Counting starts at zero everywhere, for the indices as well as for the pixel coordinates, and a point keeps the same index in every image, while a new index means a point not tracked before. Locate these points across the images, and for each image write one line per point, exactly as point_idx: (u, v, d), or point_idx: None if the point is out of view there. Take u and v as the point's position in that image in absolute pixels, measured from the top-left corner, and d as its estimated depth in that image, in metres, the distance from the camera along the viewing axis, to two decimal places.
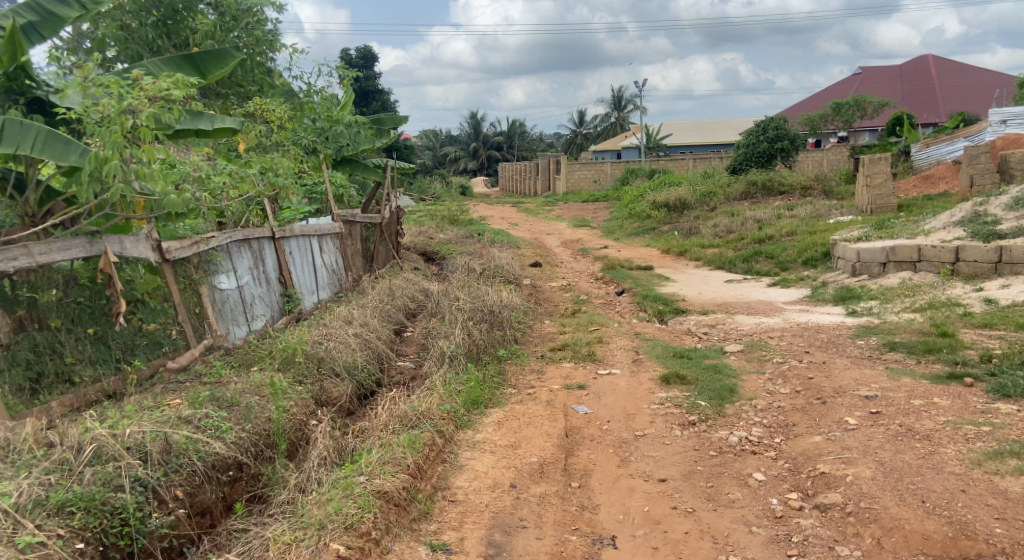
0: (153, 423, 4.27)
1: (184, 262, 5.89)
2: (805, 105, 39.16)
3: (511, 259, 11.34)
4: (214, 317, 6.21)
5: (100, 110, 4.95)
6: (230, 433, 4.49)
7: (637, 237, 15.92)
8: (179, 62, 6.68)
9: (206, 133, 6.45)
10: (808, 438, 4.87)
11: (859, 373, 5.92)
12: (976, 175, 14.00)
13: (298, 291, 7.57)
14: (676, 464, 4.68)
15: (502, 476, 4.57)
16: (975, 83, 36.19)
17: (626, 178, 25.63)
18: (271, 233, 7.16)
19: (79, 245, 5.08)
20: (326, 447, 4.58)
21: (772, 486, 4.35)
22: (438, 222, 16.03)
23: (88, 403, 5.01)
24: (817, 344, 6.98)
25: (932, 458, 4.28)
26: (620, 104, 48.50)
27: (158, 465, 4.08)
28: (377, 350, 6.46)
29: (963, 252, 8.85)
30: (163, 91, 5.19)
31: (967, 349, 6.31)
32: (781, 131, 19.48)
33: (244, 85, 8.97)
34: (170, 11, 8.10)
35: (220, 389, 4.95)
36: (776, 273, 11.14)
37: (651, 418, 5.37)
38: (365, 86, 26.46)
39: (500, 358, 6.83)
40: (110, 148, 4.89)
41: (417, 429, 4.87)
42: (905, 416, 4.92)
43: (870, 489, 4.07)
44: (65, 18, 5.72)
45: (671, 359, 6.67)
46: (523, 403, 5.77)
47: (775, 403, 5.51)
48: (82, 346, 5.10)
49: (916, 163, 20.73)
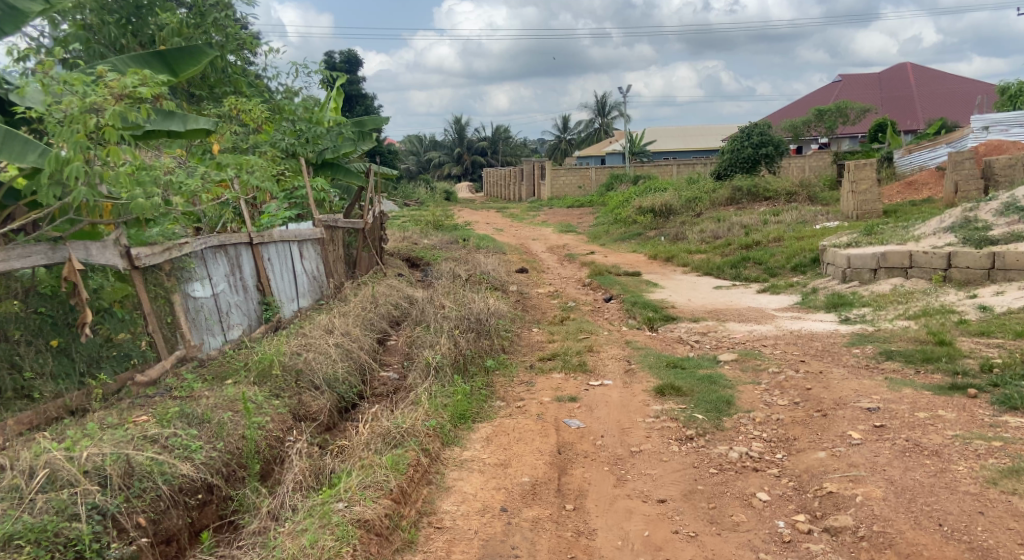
0: (114, 444, 3.99)
1: (154, 269, 5.56)
2: (787, 112, 39.30)
3: (496, 264, 11.07)
4: (187, 326, 5.90)
5: (62, 108, 4.65)
6: (199, 453, 4.21)
7: (624, 242, 15.73)
8: (150, 59, 6.39)
9: (178, 134, 6.13)
10: (812, 453, 4.63)
11: (858, 384, 5.71)
12: (961, 181, 13.82)
13: (276, 299, 7.25)
14: (676, 483, 4.44)
15: (491, 499, 4.31)
16: (954, 91, 36.47)
17: (612, 184, 25.50)
18: (249, 238, 6.84)
19: (40, 251, 4.79)
20: (301, 470, 4.27)
21: (777, 507, 4.12)
22: (423, 226, 15.76)
23: (48, 420, 4.68)
24: (813, 353, 6.78)
25: (945, 477, 4.09)
26: (603, 109, 48.38)
27: (119, 491, 3.79)
28: (358, 360, 6.17)
29: (955, 258, 8.71)
30: (129, 88, 4.83)
31: (966, 358, 6.14)
32: (766, 137, 19.34)
33: (219, 87, 8.68)
34: (133, 10, 7.88)
35: (190, 405, 4.66)
36: (765, 279, 10.96)
37: (647, 432, 5.13)
38: (348, 91, 26.27)
39: (488, 368, 6.57)
40: (73, 149, 4.58)
41: (400, 448, 4.59)
42: (911, 430, 4.72)
43: (883, 511, 3.86)
44: (28, 13, 5.40)
45: (665, 369, 6.43)
46: (512, 417, 5.51)
47: (774, 415, 5.29)
48: (43, 359, 4.78)
49: (899, 169, 20.69)
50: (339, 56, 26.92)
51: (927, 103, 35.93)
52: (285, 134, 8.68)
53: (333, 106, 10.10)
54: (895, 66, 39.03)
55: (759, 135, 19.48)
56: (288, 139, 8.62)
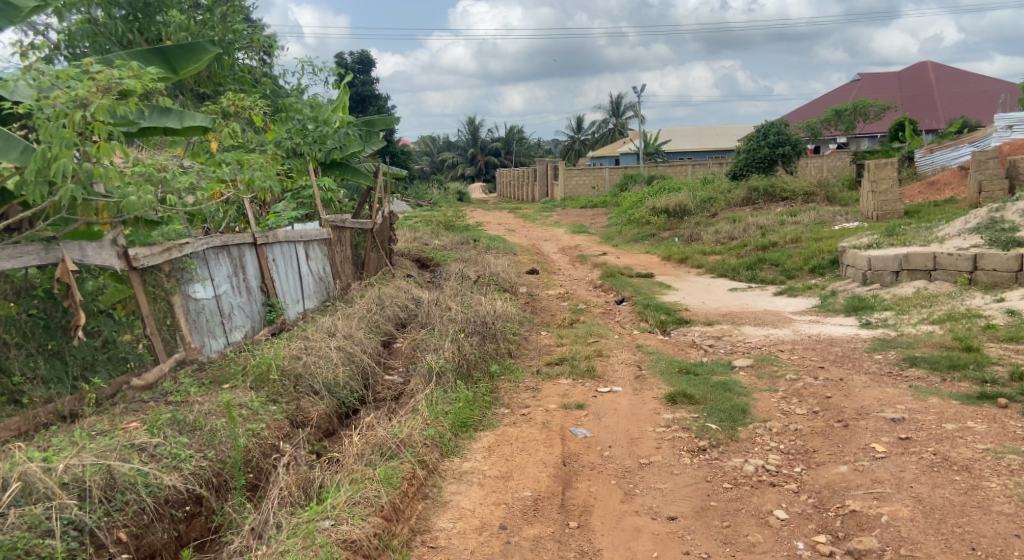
0: (97, 454, 3.82)
1: (153, 270, 5.38)
2: (804, 112, 38.75)
3: (506, 265, 10.86)
4: (187, 328, 5.72)
5: (50, 104, 4.51)
6: (188, 463, 4.04)
7: (637, 243, 15.45)
8: (149, 56, 6.22)
9: (175, 131, 5.95)
10: (832, 467, 4.37)
11: (881, 392, 5.43)
12: (984, 181, 13.40)
13: (280, 300, 7.07)
14: (687, 499, 4.20)
15: (490, 516, 4.09)
16: (976, 91, 35.79)
17: (626, 185, 25.23)
18: (253, 239, 6.66)
19: (32, 252, 4.62)
20: (289, 485, 4.06)
21: (796, 526, 3.87)
22: (434, 227, 15.56)
23: (37, 426, 4.51)
24: (832, 359, 6.50)
25: (976, 495, 3.82)
26: (618, 109, 48.07)
27: (99, 504, 3.64)
28: (361, 365, 5.97)
29: (981, 260, 8.40)
30: (115, 80, 4.68)
31: (994, 365, 5.85)
32: (782, 136, 18.99)
33: (224, 84, 8.54)
34: (141, 5, 7.71)
35: (183, 411, 4.49)
36: (782, 281, 10.66)
37: (657, 443, 4.88)
38: (361, 92, 26.15)
39: (494, 373, 6.34)
40: (58, 145, 4.41)
41: (396, 460, 4.39)
42: (939, 443, 4.44)
43: (911, 533, 3.61)
44: (20, 7, 5.23)
45: (676, 376, 6.17)
46: (516, 425, 5.28)
47: (791, 426, 5.03)
48: (33, 363, 4.61)
49: (919, 169, 20.23)
50: (353, 58, 26.79)
51: (947, 103, 35.31)
52: (291, 133, 8.42)
53: (344, 106, 9.84)
54: (915, 66, 38.40)
55: (775, 134, 19.14)
56: (293, 139, 8.32)
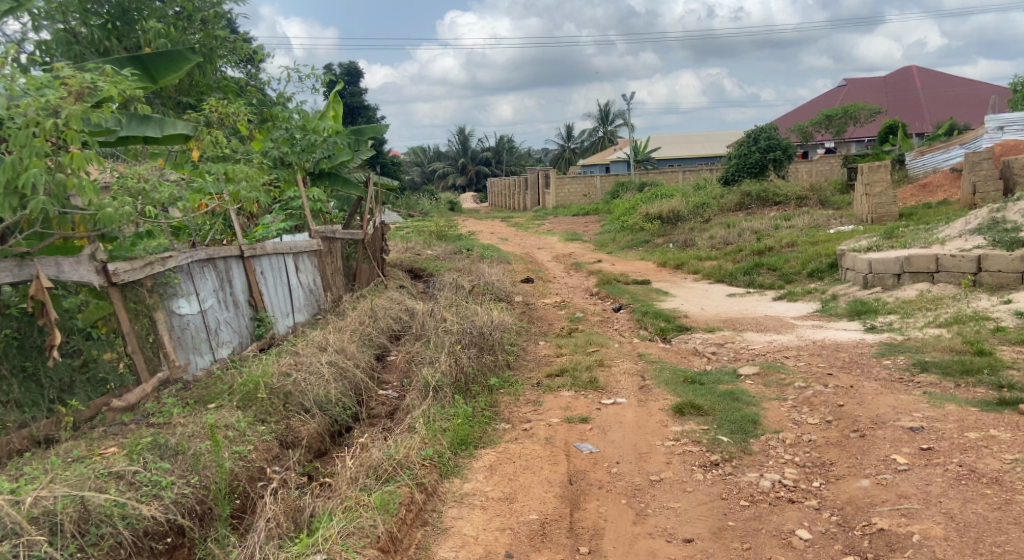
0: (70, 485, 3.56)
1: (134, 285, 5.11)
2: (793, 117, 38.78)
3: (500, 274, 10.60)
4: (171, 345, 5.45)
5: (19, 112, 4.25)
6: (170, 490, 3.78)
7: (631, 251, 15.26)
8: (125, 62, 5.93)
9: (155, 140, 5.67)
10: (853, 481, 4.14)
11: (895, 400, 5.21)
12: (978, 182, 13.25)
13: (269, 315, 6.79)
14: (703, 519, 3.97)
15: (495, 542, 3.84)
16: (962, 94, 35.95)
17: (617, 192, 25.07)
18: (240, 251, 6.39)
19: (4, 268, 4.37)
20: (277, 515, 3.79)
21: (821, 547, 3.64)
22: (426, 237, 15.32)
23: (10, 452, 4.23)
24: (840, 364, 6.29)
25: (1011, 510, 3.61)
26: (608, 118, 48.04)
27: (72, 539, 3.39)
28: (354, 380, 5.71)
29: (985, 261, 8.22)
30: (87, 84, 4.42)
31: (1008, 369, 5.64)
32: (773, 140, 18.84)
33: (206, 91, 8.28)
34: (119, 12, 7.48)
35: (165, 434, 4.22)
36: (780, 286, 10.46)
37: (667, 458, 4.64)
38: (349, 103, 25.97)
39: (492, 387, 6.09)
40: (28, 154, 4.15)
41: (392, 484, 4.14)
42: (963, 453, 4.22)
43: (945, 554, 3.40)
44: None
45: (682, 386, 5.92)
46: (518, 441, 5.04)
47: (805, 437, 4.80)
48: (7, 386, 4.33)
49: (911, 171, 20.12)
50: (341, 68, 26.65)
51: (935, 105, 35.40)
52: (277, 143, 8.17)
53: (331, 114, 9.58)
54: (901, 70, 38.55)
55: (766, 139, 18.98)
56: (280, 148, 8.07)
